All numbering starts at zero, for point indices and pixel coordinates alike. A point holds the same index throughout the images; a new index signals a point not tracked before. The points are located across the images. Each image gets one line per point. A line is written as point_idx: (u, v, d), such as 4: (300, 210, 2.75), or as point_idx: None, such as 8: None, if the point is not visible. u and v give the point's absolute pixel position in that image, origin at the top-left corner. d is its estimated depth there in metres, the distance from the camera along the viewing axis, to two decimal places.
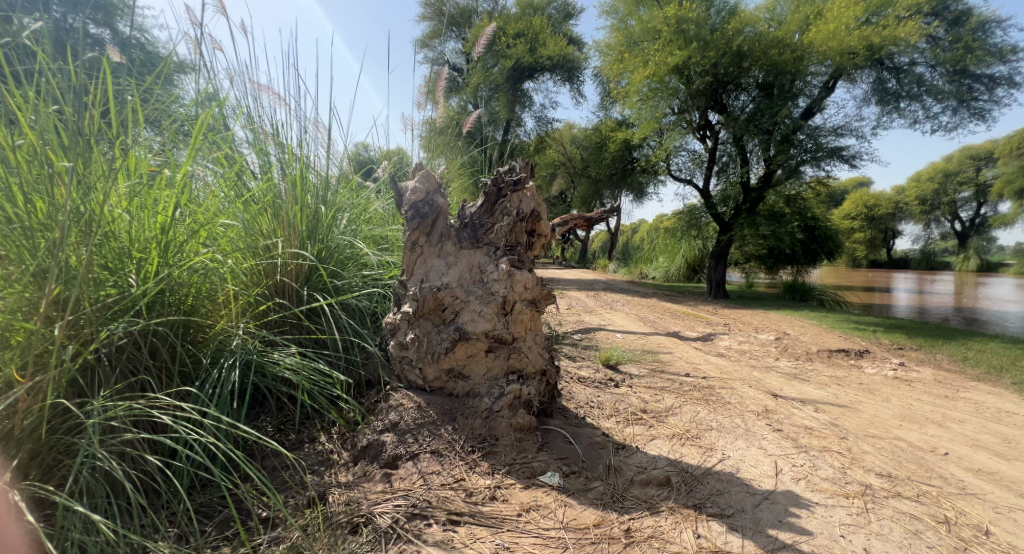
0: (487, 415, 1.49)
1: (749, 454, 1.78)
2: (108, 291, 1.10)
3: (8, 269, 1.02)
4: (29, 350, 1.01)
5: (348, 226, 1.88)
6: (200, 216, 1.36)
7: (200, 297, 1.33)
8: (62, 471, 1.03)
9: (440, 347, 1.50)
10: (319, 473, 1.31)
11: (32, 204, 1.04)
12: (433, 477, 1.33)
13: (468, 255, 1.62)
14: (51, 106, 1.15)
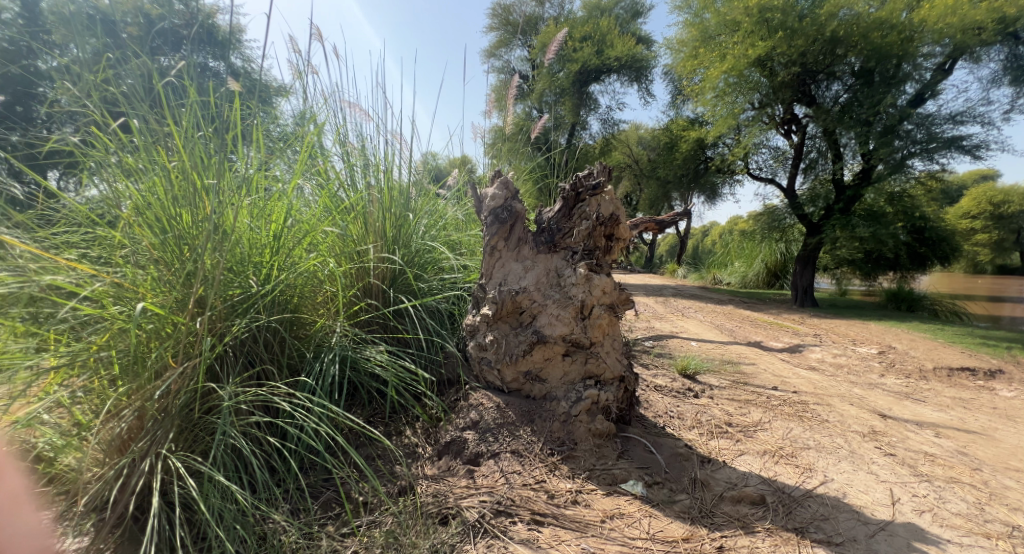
0: (565, 419, 1.49)
1: (857, 478, 1.61)
2: (235, 291, 1.24)
3: (161, 272, 1.17)
4: (178, 342, 1.14)
5: (429, 231, 1.97)
6: (307, 224, 1.49)
7: (302, 297, 1.46)
8: (202, 445, 1.16)
9: (518, 350, 1.54)
10: (408, 465, 1.36)
11: (179, 216, 1.19)
12: (515, 477, 1.35)
13: (545, 259, 1.65)
14: (195, 130, 1.30)
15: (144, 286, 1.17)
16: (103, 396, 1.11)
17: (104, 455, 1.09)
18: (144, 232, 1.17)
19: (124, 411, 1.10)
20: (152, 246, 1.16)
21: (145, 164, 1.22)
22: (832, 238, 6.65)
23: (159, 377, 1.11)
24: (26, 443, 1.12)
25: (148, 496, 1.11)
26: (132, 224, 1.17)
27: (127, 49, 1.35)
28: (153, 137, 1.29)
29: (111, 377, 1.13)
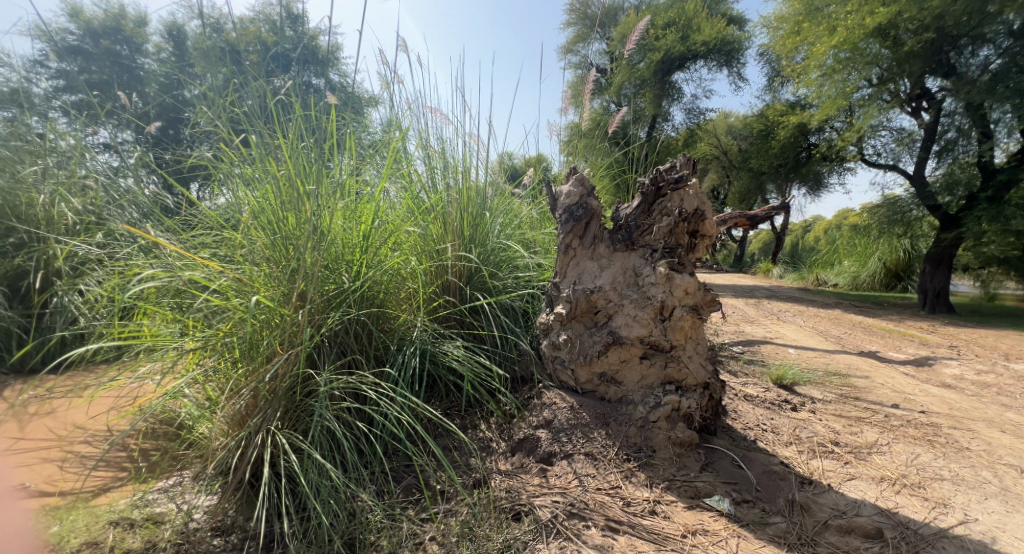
0: (643, 424, 1.44)
1: (1008, 520, 1.35)
2: (330, 286, 1.36)
3: (271, 268, 1.31)
4: (285, 332, 1.26)
5: (504, 230, 1.99)
6: (394, 226, 1.60)
7: (388, 293, 1.56)
8: (302, 424, 1.29)
9: (593, 350, 1.52)
10: (483, 458, 1.41)
11: (285, 219, 1.32)
12: (589, 480, 1.33)
13: (622, 257, 1.62)
14: (301, 142, 1.45)
15: (256, 280, 1.31)
16: (228, 375, 1.28)
17: (227, 427, 1.25)
18: (258, 233, 1.33)
19: (241, 390, 1.25)
20: (265, 246, 1.31)
21: (260, 173, 1.39)
22: (976, 232, 5.64)
23: (269, 361, 1.25)
24: (169, 410, 1.32)
25: (259, 466, 1.26)
26: (250, 226, 1.33)
27: (248, 74, 1.54)
28: (266, 150, 1.45)
29: (232, 359, 1.29)
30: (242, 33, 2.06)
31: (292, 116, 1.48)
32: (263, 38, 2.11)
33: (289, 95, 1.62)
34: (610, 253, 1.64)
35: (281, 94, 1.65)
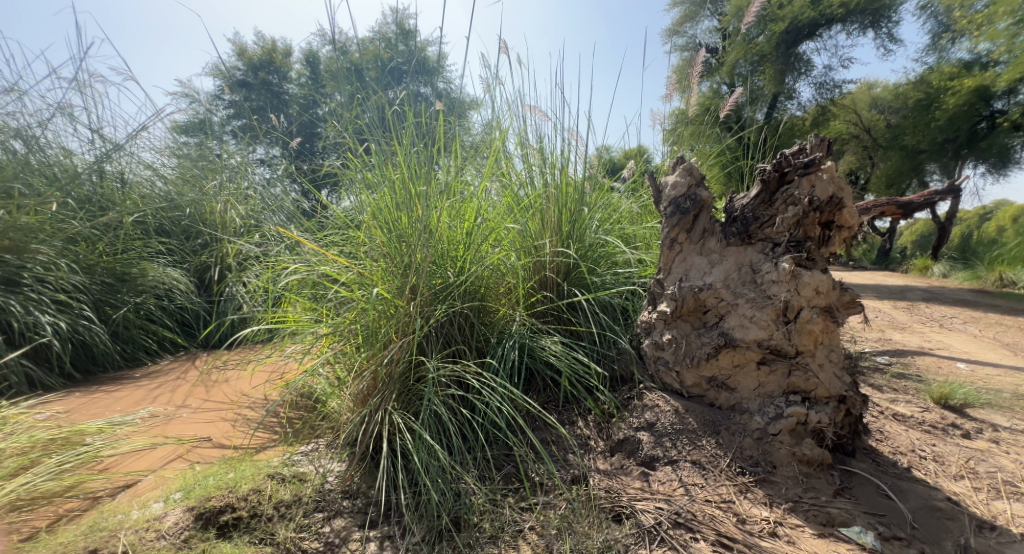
0: (760, 437, 1.39)
1: None
2: (438, 280, 1.46)
3: (387, 263, 1.45)
4: (400, 323, 1.39)
5: (601, 226, 2.03)
6: (496, 224, 1.68)
7: (489, 288, 1.65)
8: (414, 406, 1.43)
9: (701, 352, 1.50)
10: (582, 455, 1.45)
11: (399, 218, 1.45)
12: (697, 491, 1.30)
13: (736, 252, 1.57)
14: (413, 148, 1.59)
15: (375, 276, 1.48)
16: (356, 356, 1.46)
17: (353, 404, 1.42)
18: (378, 231, 1.49)
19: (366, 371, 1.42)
20: (382, 243, 1.45)
21: (378, 179, 1.59)
22: None
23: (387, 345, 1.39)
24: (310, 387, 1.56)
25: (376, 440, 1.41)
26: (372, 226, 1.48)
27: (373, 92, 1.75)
28: (384, 156, 1.60)
29: (357, 342, 1.47)
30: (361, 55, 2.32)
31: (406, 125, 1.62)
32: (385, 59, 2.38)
33: (403, 107, 1.77)
34: (721, 249, 1.60)
35: (397, 106, 1.85)
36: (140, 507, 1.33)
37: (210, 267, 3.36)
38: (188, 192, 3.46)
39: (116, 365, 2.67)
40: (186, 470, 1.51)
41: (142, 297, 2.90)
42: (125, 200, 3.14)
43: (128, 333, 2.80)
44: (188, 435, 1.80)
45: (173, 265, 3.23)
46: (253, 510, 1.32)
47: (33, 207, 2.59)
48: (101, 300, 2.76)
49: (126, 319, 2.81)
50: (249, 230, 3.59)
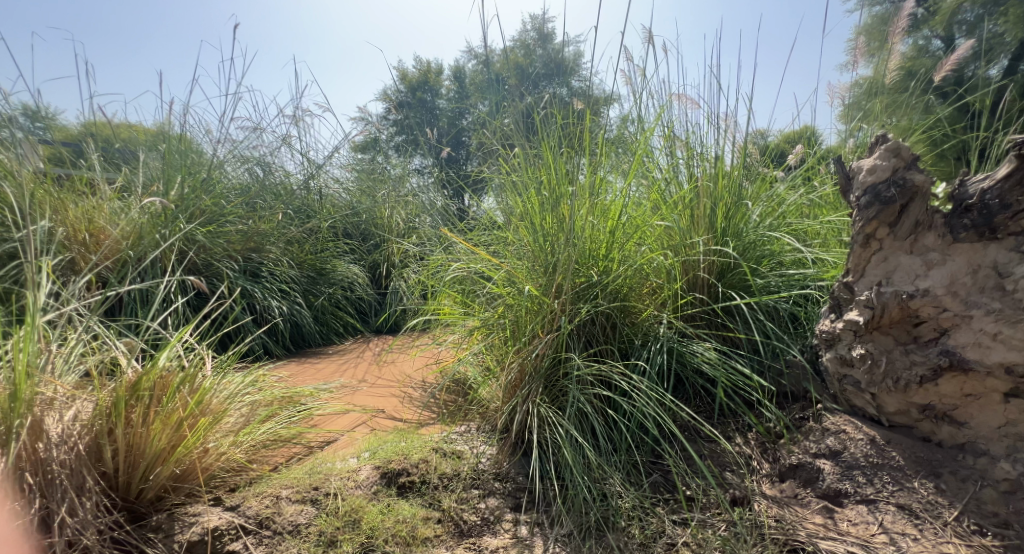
0: (1003, 490, 1.49)
1: None
2: (581, 280, 1.96)
3: (535, 263, 2.01)
4: (540, 317, 1.93)
5: (764, 219, 2.29)
6: (636, 227, 2.13)
7: (631, 287, 2.04)
8: (561, 398, 1.88)
9: (915, 376, 1.65)
10: (737, 475, 1.75)
11: (541, 222, 2.02)
12: (907, 541, 1.45)
13: (967, 251, 1.62)
14: (554, 167, 2.15)
15: (519, 273, 2.12)
16: (501, 350, 2.12)
17: (504, 394, 2.00)
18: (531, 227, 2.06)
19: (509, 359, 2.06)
20: (530, 244, 2.02)
21: (525, 190, 2.21)
22: None
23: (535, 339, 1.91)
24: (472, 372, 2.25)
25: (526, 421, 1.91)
26: (524, 231, 2.08)
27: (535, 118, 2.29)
28: (535, 180, 2.21)
29: (505, 332, 2.09)
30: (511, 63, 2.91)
31: (549, 155, 2.19)
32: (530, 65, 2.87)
33: (546, 133, 2.36)
34: (945, 248, 1.65)
35: (539, 115, 2.38)
36: (342, 459, 2.06)
37: (378, 264, 4.97)
38: (365, 202, 5.20)
39: (316, 342, 3.92)
40: (370, 436, 2.25)
41: (333, 289, 4.31)
42: (322, 210, 4.92)
43: (325, 317, 4.13)
44: (371, 407, 2.66)
45: (355, 262, 4.90)
46: (421, 476, 1.91)
47: (266, 218, 4.11)
48: (308, 291, 4.18)
49: (323, 306, 4.16)
50: (406, 230, 5.23)
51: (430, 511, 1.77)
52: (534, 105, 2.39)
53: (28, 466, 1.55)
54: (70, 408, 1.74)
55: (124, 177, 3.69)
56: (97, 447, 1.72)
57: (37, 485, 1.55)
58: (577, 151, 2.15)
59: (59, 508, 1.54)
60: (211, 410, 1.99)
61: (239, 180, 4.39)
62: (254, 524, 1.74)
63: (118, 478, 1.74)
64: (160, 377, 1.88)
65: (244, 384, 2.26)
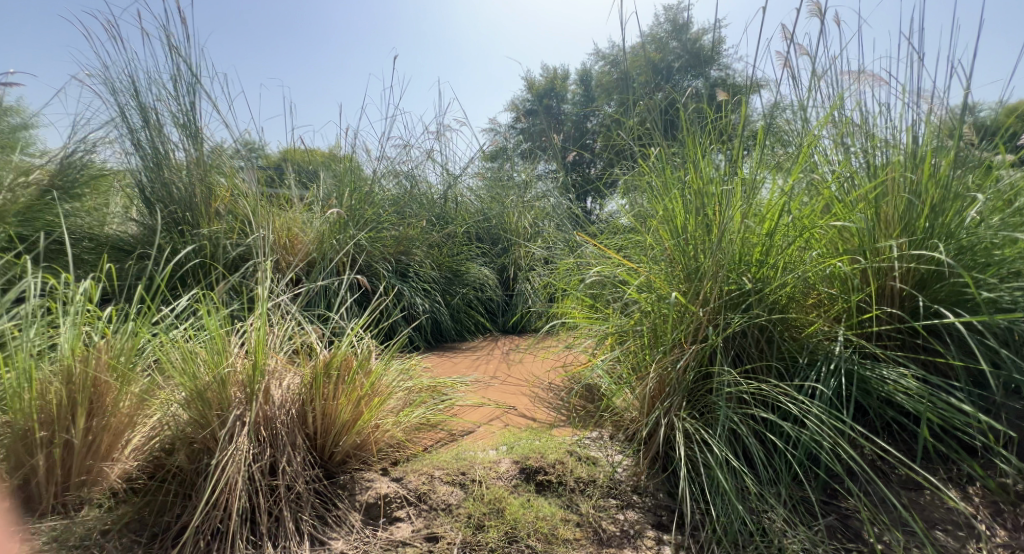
0: None
1: None
2: (732, 286, 2.02)
3: (672, 268, 2.15)
4: (684, 325, 2.03)
5: (979, 220, 2.12)
6: (803, 223, 2.10)
7: (790, 300, 2.11)
8: (709, 415, 1.94)
9: None
10: (942, 537, 1.66)
11: (685, 224, 2.14)
12: None
13: None
14: (697, 168, 2.23)
15: (660, 278, 2.20)
16: (638, 362, 2.24)
17: (640, 407, 2.15)
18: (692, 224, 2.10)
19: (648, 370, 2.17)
20: (672, 247, 2.14)
21: (663, 198, 2.32)
22: None
23: (681, 349, 2.03)
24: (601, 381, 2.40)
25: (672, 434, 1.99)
26: (664, 233, 2.21)
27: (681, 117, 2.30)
28: (680, 182, 2.30)
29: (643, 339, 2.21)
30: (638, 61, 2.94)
31: (691, 157, 2.27)
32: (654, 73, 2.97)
33: (695, 133, 2.43)
34: None
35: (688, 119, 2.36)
36: (483, 451, 2.26)
37: (506, 268, 5.43)
38: (494, 208, 5.56)
39: (450, 338, 4.51)
40: (505, 432, 2.49)
41: (467, 289, 4.84)
42: (456, 217, 5.30)
43: (460, 315, 4.70)
44: (503, 403, 2.94)
45: (486, 264, 5.35)
46: (558, 476, 2.03)
47: (414, 227, 4.68)
48: (446, 290, 4.73)
49: (458, 305, 4.72)
50: (532, 234, 5.55)
51: (568, 511, 1.86)
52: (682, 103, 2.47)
53: (262, 423, 1.93)
54: (286, 379, 2.10)
55: (313, 193, 4.34)
56: (303, 414, 2.07)
57: (267, 438, 1.92)
58: (735, 145, 2.18)
59: (282, 459, 1.90)
60: (379, 393, 2.32)
61: (394, 192, 4.91)
62: (415, 497, 1.96)
63: (319, 440, 2.08)
64: (344, 359, 2.24)
65: (403, 372, 2.60)
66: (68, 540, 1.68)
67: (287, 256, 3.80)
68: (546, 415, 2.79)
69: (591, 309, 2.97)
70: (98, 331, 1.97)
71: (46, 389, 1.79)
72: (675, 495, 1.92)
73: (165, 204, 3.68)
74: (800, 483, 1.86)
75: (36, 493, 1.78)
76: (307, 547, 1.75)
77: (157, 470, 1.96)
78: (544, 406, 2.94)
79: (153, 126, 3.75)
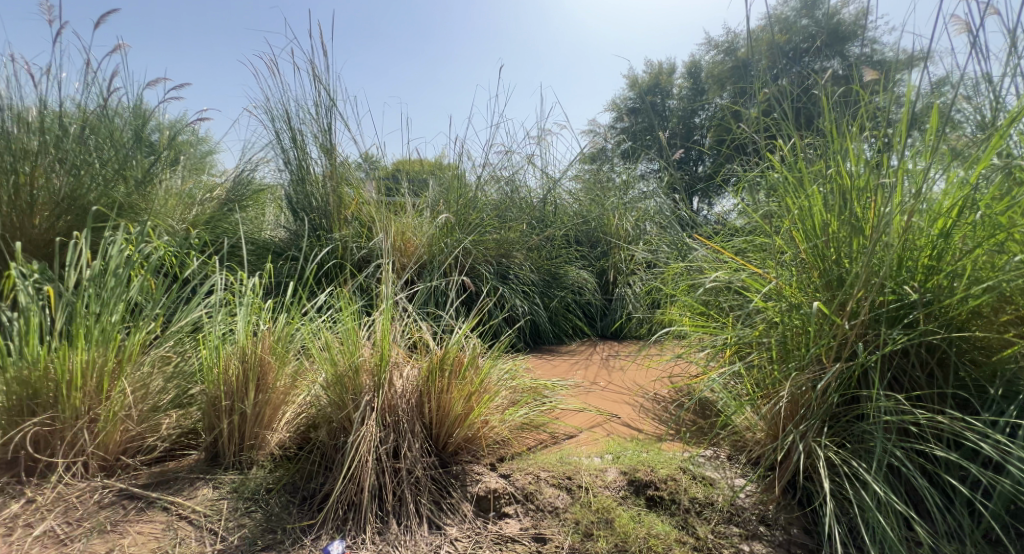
0: None
1: None
2: (890, 298, 1.84)
3: (806, 276, 1.98)
4: (828, 340, 1.80)
5: None
6: (990, 222, 1.79)
7: (973, 316, 1.85)
8: (864, 444, 1.75)
9: None
10: None
11: (824, 224, 1.90)
12: None
13: None
14: (840, 162, 2.00)
15: (792, 285, 2.01)
16: (766, 380, 2.06)
17: (767, 427, 2.01)
18: (836, 224, 1.88)
19: (779, 390, 1.98)
20: (806, 252, 1.95)
21: (794, 198, 2.12)
22: None
23: (820, 366, 1.82)
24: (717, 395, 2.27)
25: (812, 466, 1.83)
26: (797, 235, 2.01)
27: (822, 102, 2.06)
28: (819, 176, 2.06)
29: (770, 353, 2.04)
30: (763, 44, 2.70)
31: (833, 149, 2.03)
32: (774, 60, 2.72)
33: (842, 120, 2.16)
34: None
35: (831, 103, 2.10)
36: (587, 457, 2.26)
37: (605, 271, 5.37)
38: (594, 211, 5.48)
39: (548, 341, 4.58)
40: (610, 440, 2.47)
41: (565, 293, 4.86)
42: (555, 219, 5.29)
43: (558, 318, 4.74)
44: (606, 410, 2.92)
45: (586, 267, 5.32)
46: (670, 493, 1.96)
47: (516, 231, 4.79)
48: (544, 292, 4.77)
49: (556, 308, 4.75)
50: (633, 237, 5.41)
51: (683, 533, 1.79)
52: (828, 86, 2.21)
53: (387, 410, 2.10)
54: (405, 370, 2.25)
55: (423, 199, 4.58)
56: (419, 403, 2.20)
57: (391, 424, 2.08)
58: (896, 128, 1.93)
59: (404, 444, 2.07)
60: (487, 390, 2.38)
61: (495, 197, 5.02)
62: (522, 495, 2.02)
63: (434, 430, 2.21)
64: (455, 355, 2.28)
65: (507, 372, 2.65)
66: (244, 491, 2.01)
67: (402, 259, 4.08)
68: (653, 427, 2.71)
69: (705, 319, 2.81)
70: (262, 321, 2.28)
71: (227, 364, 2.16)
72: (812, 532, 1.80)
73: (308, 212, 4.22)
74: (984, 535, 1.67)
75: (222, 450, 2.18)
76: (426, 530, 1.90)
77: (304, 442, 2.29)
78: (650, 417, 2.85)
79: (299, 146, 4.27)
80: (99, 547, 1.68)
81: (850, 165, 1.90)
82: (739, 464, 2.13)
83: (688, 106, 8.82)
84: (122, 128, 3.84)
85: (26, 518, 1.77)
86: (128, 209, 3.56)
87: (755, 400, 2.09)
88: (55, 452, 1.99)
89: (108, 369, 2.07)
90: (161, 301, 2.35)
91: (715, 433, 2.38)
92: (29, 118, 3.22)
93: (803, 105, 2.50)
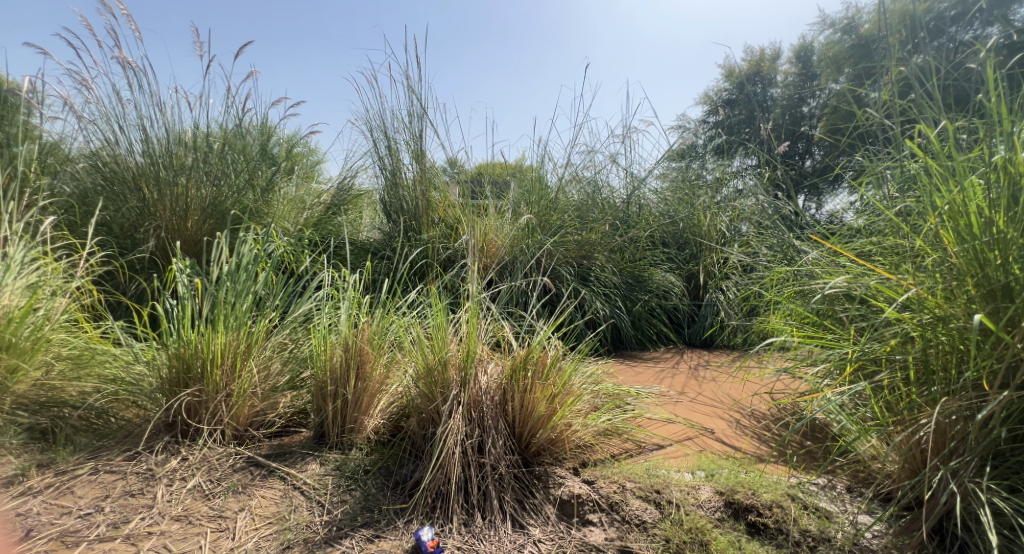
0: None
1: None
2: None
3: (951, 283, 1.65)
4: (989, 359, 1.54)
5: None
6: None
7: None
8: None
9: None
10: None
11: (981, 221, 1.58)
12: None
13: None
14: (1004, 141, 1.67)
15: (939, 296, 1.69)
16: (900, 405, 1.82)
17: (900, 452, 1.80)
18: (1003, 221, 1.55)
19: (921, 418, 1.73)
20: (956, 253, 1.62)
21: (931, 185, 1.84)
22: None
23: (977, 393, 1.57)
24: (833, 417, 2.05)
25: (969, 515, 1.58)
26: (943, 230, 1.69)
27: (987, 70, 1.64)
28: (971, 164, 1.76)
29: (906, 374, 1.78)
30: (892, 15, 2.39)
31: (989, 132, 1.73)
32: (903, 32, 2.40)
33: (1001, 95, 1.83)
34: None
35: (1002, 75, 1.74)
36: (677, 472, 2.16)
37: (694, 275, 5.11)
38: (682, 211, 5.24)
39: (630, 346, 4.45)
40: (703, 457, 2.33)
41: (648, 297, 4.70)
42: (641, 219, 5.12)
43: (642, 322, 4.60)
44: (697, 424, 2.77)
45: (672, 270, 5.10)
46: (776, 522, 1.81)
47: (599, 232, 4.70)
48: (626, 295, 4.64)
49: (639, 312, 4.61)
50: (726, 238, 5.09)
51: None
52: (984, 52, 1.87)
53: (472, 405, 2.14)
54: (489, 367, 2.28)
55: (506, 200, 4.63)
56: (503, 401, 2.22)
57: (476, 419, 2.13)
58: None
59: (488, 440, 2.09)
60: (571, 392, 2.32)
61: (576, 198, 4.93)
62: (607, 504, 1.96)
63: (517, 429, 2.20)
64: (540, 355, 2.25)
65: (590, 376, 2.60)
66: (346, 470, 2.14)
67: (486, 259, 4.15)
68: (752, 448, 2.52)
69: (818, 330, 2.56)
70: (362, 315, 2.43)
71: (333, 352, 2.32)
72: None
73: (400, 214, 4.43)
74: None
75: (327, 430, 2.35)
76: (510, 526, 1.92)
77: (396, 430, 2.40)
78: (747, 435, 2.66)
79: (394, 153, 4.49)
80: (232, 505, 1.91)
81: (1016, 149, 1.59)
82: (862, 498, 1.92)
83: (792, 95, 8.13)
84: (252, 144, 4.38)
85: (181, 474, 2.03)
86: (255, 212, 4.04)
87: (885, 427, 1.85)
88: (201, 420, 2.24)
89: (240, 351, 2.27)
90: (280, 294, 2.57)
91: (830, 460, 2.17)
92: (186, 138, 3.81)
93: (944, 82, 2.18)
